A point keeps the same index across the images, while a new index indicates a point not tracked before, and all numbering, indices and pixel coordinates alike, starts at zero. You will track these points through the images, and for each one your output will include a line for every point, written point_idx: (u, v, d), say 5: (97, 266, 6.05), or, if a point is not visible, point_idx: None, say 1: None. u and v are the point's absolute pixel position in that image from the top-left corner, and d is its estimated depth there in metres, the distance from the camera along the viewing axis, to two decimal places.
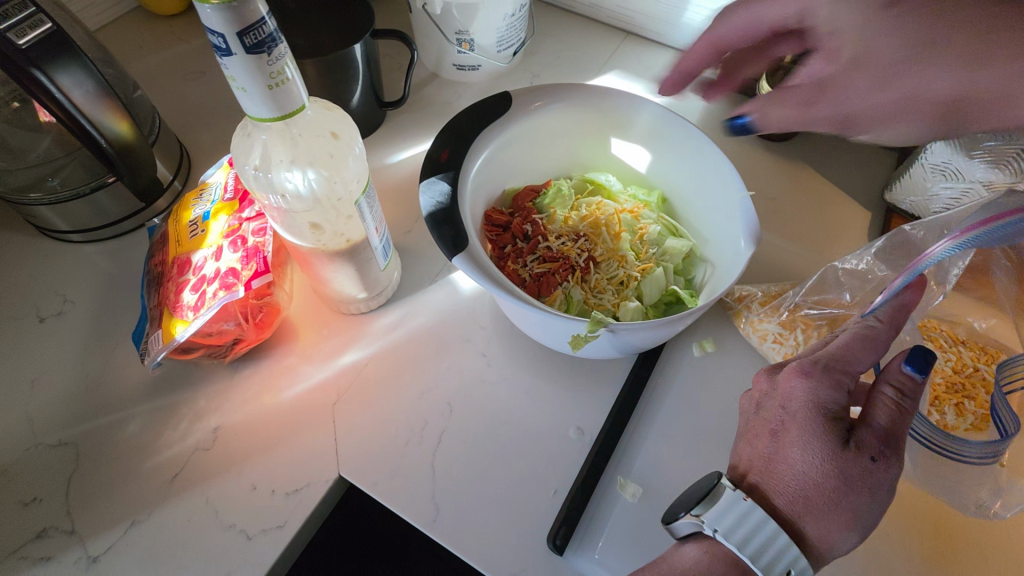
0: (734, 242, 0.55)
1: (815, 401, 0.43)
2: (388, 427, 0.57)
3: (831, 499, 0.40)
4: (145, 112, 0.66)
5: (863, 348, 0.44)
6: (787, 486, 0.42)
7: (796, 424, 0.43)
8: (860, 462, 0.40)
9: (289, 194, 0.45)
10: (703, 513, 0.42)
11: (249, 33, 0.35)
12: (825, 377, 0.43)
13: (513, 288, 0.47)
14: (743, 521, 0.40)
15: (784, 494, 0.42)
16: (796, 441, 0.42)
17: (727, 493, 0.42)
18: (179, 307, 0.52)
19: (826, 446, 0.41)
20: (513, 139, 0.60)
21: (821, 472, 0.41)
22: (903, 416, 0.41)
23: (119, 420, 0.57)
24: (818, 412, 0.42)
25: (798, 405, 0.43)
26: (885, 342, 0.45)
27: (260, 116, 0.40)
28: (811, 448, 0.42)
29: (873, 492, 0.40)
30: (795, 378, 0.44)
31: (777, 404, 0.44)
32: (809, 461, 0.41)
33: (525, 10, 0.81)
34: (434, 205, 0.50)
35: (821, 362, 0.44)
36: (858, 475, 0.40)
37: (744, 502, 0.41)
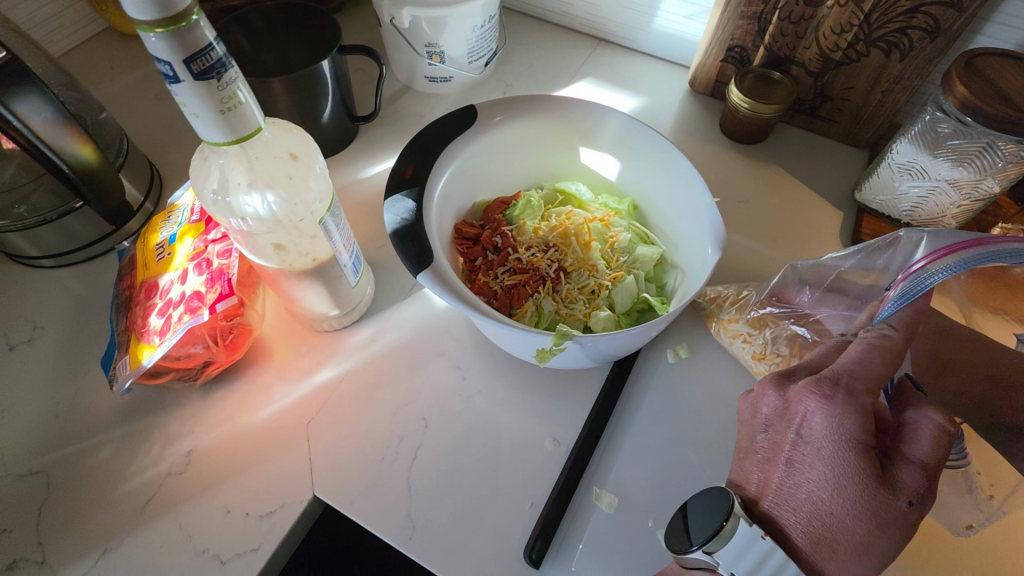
0: (701, 248, 0.55)
1: (841, 433, 0.40)
2: (362, 444, 0.57)
3: (862, 541, 0.39)
4: (112, 135, 0.66)
5: (881, 362, 0.42)
6: (811, 525, 0.40)
7: (821, 458, 0.40)
8: (897, 506, 0.38)
9: (249, 217, 0.45)
10: (718, 555, 0.41)
11: (196, 59, 0.35)
12: (849, 402, 0.40)
13: (479, 305, 0.47)
14: (758, 560, 0.40)
15: (806, 532, 0.41)
16: (822, 478, 0.40)
17: (745, 532, 0.41)
18: (146, 332, 0.52)
19: (858, 487, 0.39)
20: (479, 153, 0.60)
21: (846, 511, 0.39)
22: (942, 450, 0.39)
23: (91, 447, 0.56)
24: (845, 444, 0.40)
25: (822, 437, 0.40)
26: (898, 354, 0.42)
27: (214, 141, 0.40)
28: (838, 484, 0.40)
29: (907, 534, 0.39)
30: (817, 404, 0.41)
31: (793, 430, 0.42)
32: (834, 500, 0.40)
33: (494, 21, 0.81)
34: (399, 222, 0.50)
35: (843, 383, 0.41)
36: (891, 517, 0.38)
37: (762, 542, 0.40)
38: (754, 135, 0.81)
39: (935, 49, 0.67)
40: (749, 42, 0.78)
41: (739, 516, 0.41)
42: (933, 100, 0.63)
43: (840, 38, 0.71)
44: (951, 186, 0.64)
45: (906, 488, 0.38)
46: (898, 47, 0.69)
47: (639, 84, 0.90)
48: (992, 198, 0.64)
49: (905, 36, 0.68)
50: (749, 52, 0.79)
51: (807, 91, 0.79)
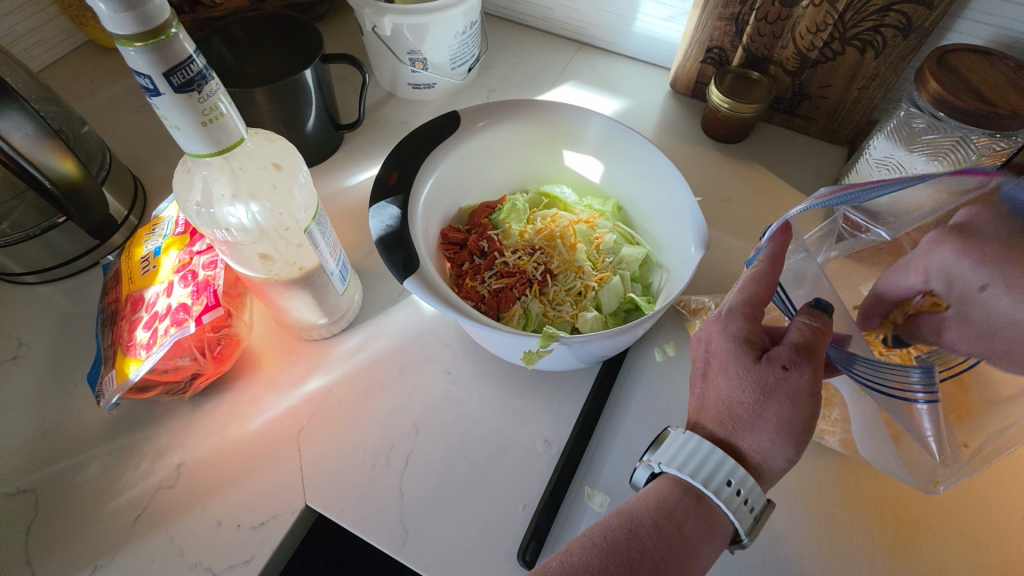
0: (684, 247, 0.56)
1: (728, 334, 0.46)
2: (352, 453, 0.57)
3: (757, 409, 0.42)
4: (94, 149, 0.65)
5: (753, 283, 0.47)
6: (720, 411, 0.44)
7: (716, 358, 0.46)
8: (772, 372, 0.42)
9: (233, 227, 0.45)
10: (651, 455, 0.45)
11: (176, 72, 0.35)
12: (731, 314, 0.47)
13: (464, 306, 0.47)
14: (681, 448, 0.44)
15: (718, 420, 0.44)
16: (719, 370, 0.45)
17: (671, 433, 0.45)
18: (132, 345, 0.52)
19: (741, 367, 0.44)
20: (463, 158, 0.60)
21: (739, 392, 0.43)
22: (808, 325, 0.43)
23: (79, 463, 0.56)
24: (729, 341, 0.45)
25: (714, 343, 0.46)
26: (772, 278, 0.46)
27: (197, 153, 0.40)
28: (729, 371, 0.44)
29: (794, 399, 0.41)
30: (711, 324, 0.48)
31: (701, 350, 0.48)
32: (729, 387, 0.44)
33: (476, 27, 0.82)
34: (384, 229, 0.50)
35: (726, 304, 0.48)
36: (770, 383, 0.42)
37: (684, 434, 0.44)
38: (735, 134, 0.82)
39: (908, 46, 0.69)
40: (727, 42, 0.79)
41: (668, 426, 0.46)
42: (907, 96, 0.64)
43: (816, 38, 0.72)
44: None
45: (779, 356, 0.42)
46: (872, 45, 0.70)
47: (621, 86, 0.91)
48: None
49: (878, 35, 0.69)
50: (727, 53, 0.80)
51: (786, 89, 0.80)
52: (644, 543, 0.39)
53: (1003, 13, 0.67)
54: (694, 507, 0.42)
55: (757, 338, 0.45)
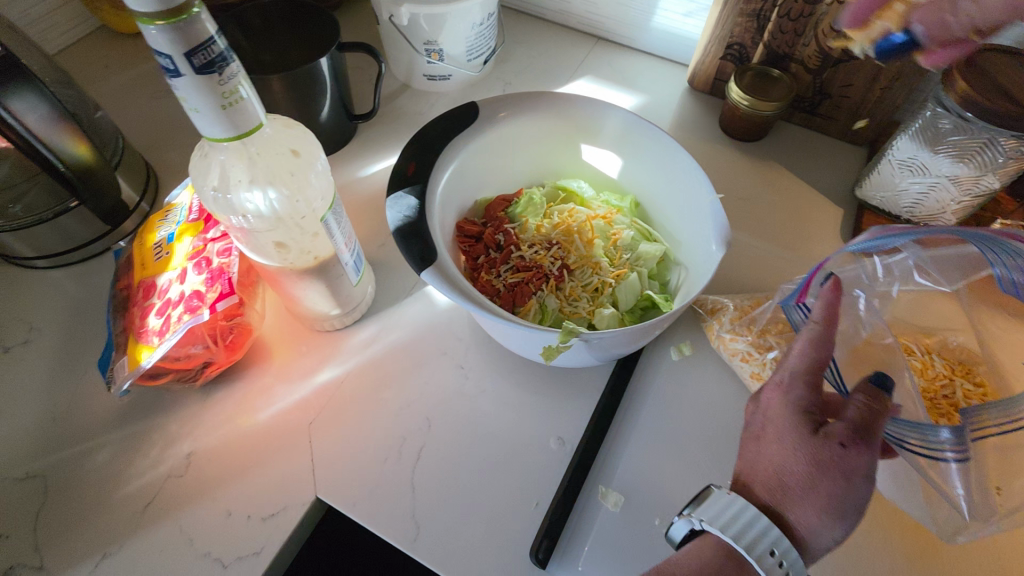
0: (704, 245, 0.55)
1: (786, 402, 0.45)
2: (363, 445, 0.56)
3: (810, 487, 0.42)
4: (108, 134, 0.65)
5: (812, 348, 0.45)
6: (770, 479, 0.44)
7: (773, 425, 0.45)
8: (829, 448, 0.41)
9: (250, 214, 0.45)
10: (692, 510, 0.44)
11: (197, 53, 0.35)
12: (793, 382, 0.45)
13: (482, 300, 0.47)
14: (725, 510, 0.43)
15: (766, 486, 0.44)
16: (774, 439, 0.44)
17: (714, 491, 0.44)
18: (144, 332, 0.51)
19: (797, 438, 0.43)
20: (481, 150, 0.60)
21: (792, 463, 0.43)
22: (869, 406, 0.42)
23: (89, 450, 0.55)
24: (787, 409, 0.44)
25: (773, 410, 0.45)
26: (828, 341, 0.45)
27: (215, 137, 0.39)
28: (784, 441, 0.44)
29: (848, 479, 0.41)
30: (773, 390, 0.47)
31: (760, 417, 0.47)
32: (782, 455, 0.43)
33: (493, 19, 0.81)
34: (401, 220, 0.49)
35: (788, 369, 0.46)
36: (826, 460, 0.41)
37: (729, 495, 0.43)
38: (753, 132, 0.81)
39: None
40: (748, 39, 0.78)
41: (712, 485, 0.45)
42: (933, 96, 0.62)
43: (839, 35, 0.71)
44: (952, 182, 0.64)
45: (836, 433, 0.42)
46: None
47: (639, 82, 0.90)
48: (992, 194, 0.64)
49: None
50: (748, 50, 0.79)
51: (806, 88, 0.79)
52: None
53: None
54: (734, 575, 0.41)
55: (815, 410, 0.44)
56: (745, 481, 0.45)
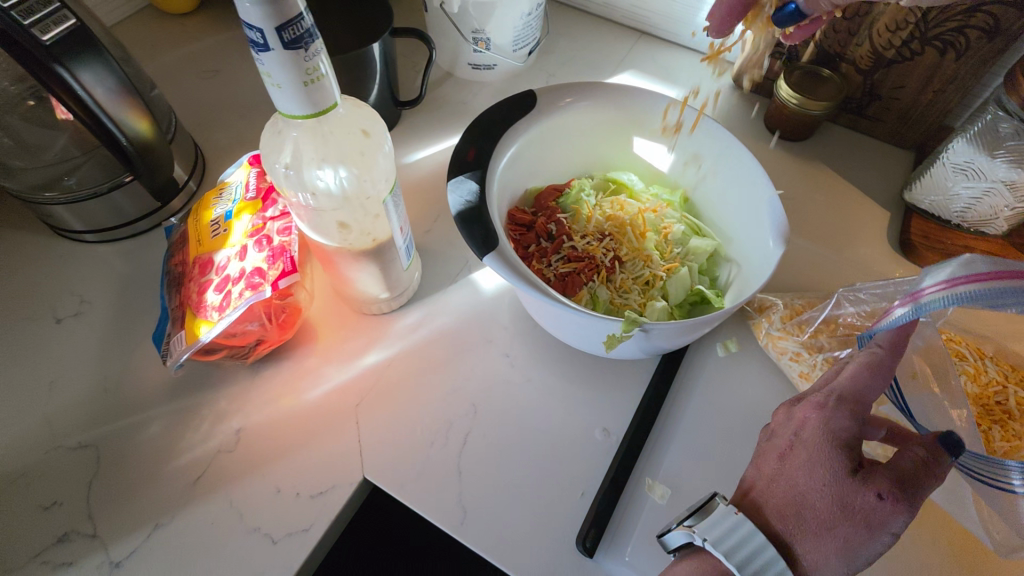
0: (760, 241, 0.55)
1: (829, 429, 0.43)
2: (410, 428, 0.57)
3: (828, 526, 0.40)
4: (162, 110, 0.65)
5: (870, 376, 0.44)
6: (787, 504, 0.42)
7: (804, 449, 0.44)
8: (865, 495, 0.40)
9: (319, 192, 0.45)
10: (695, 524, 0.43)
11: (287, 28, 0.35)
12: (838, 410, 0.44)
13: (543, 286, 0.47)
14: (732, 531, 0.41)
15: (778, 510, 0.42)
16: (803, 464, 0.43)
17: (720, 506, 0.43)
18: (203, 307, 0.52)
19: (830, 473, 0.42)
20: (537, 139, 0.60)
21: (820, 494, 0.41)
22: (922, 461, 0.41)
23: (140, 422, 0.56)
24: (827, 438, 0.43)
25: (809, 432, 0.44)
26: (889, 369, 0.45)
27: (293, 113, 0.40)
28: (815, 471, 0.42)
29: (871, 528, 0.40)
30: (810, 409, 0.45)
31: (790, 430, 0.45)
32: (811, 484, 0.42)
33: (541, 9, 0.80)
34: (463, 204, 0.50)
35: (834, 392, 0.45)
36: (857, 505, 0.40)
37: (736, 514, 0.42)
38: (800, 132, 0.80)
39: (993, 49, 0.67)
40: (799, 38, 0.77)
41: (718, 497, 0.44)
42: (995, 100, 0.62)
43: (894, 36, 0.71)
44: (1007, 188, 0.63)
45: (882, 483, 0.40)
46: (954, 46, 0.68)
47: (682, 78, 0.89)
48: None
49: (962, 36, 0.67)
50: (797, 49, 0.78)
51: (856, 88, 0.78)
52: None
53: None
54: None
55: (855, 446, 0.43)
56: (756, 499, 0.44)
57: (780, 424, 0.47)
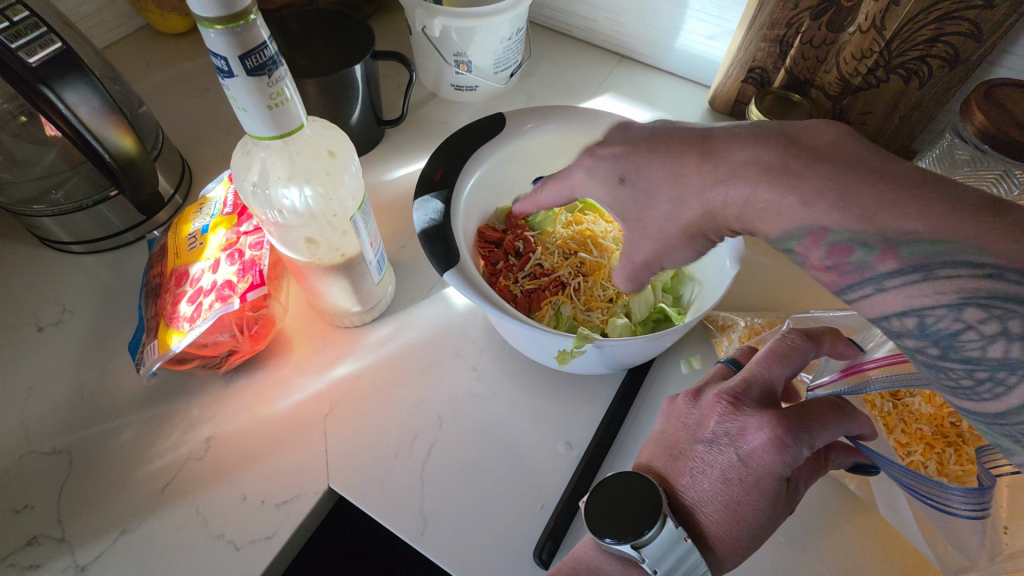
0: (718, 260, 0.56)
1: (778, 471, 0.42)
2: (377, 440, 0.58)
3: (748, 546, 0.44)
4: (149, 128, 0.68)
5: (834, 425, 0.43)
6: (725, 529, 0.43)
7: (753, 481, 0.42)
8: (783, 517, 0.44)
9: (286, 210, 0.47)
10: (644, 551, 0.42)
11: (250, 56, 0.37)
12: (797, 452, 0.42)
13: (502, 305, 0.48)
14: (677, 556, 0.42)
15: (720, 536, 0.43)
16: (749, 497, 0.42)
17: (671, 531, 0.42)
18: (176, 318, 0.54)
19: (770, 506, 0.43)
20: (506, 161, 0.62)
21: (755, 524, 0.43)
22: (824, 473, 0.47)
23: (114, 428, 0.58)
24: (772, 479, 0.42)
25: (761, 466, 0.42)
26: (846, 418, 0.44)
27: (259, 135, 0.42)
28: (758, 506, 0.43)
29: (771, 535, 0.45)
30: (772, 446, 0.41)
31: (737, 456, 0.43)
32: (752, 515, 0.43)
33: (521, 34, 0.83)
34: (427, 222, 0.51)
35: (799, 433, 0.42)
36: (775, 526, 0.44)
37: (684, 540, 0.42)
38: None
39: (954, 79, 0.69)
40: (770, 63, 0.80)
41: (667, 514, 0.42)
42: (952, 127, 0.65)
43: (861, 64, 0.73)
44: None
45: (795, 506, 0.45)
46: (917, 74, 0.71)
47: (660, 100, 0.92)
48: None
49: (924, 65, 0.69)
50: (769, 74, 0.81)
51: (826, 114, 0.80)
52: None
53: None
54: None
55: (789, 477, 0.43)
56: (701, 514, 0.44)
57: (723, 439, 0.44)
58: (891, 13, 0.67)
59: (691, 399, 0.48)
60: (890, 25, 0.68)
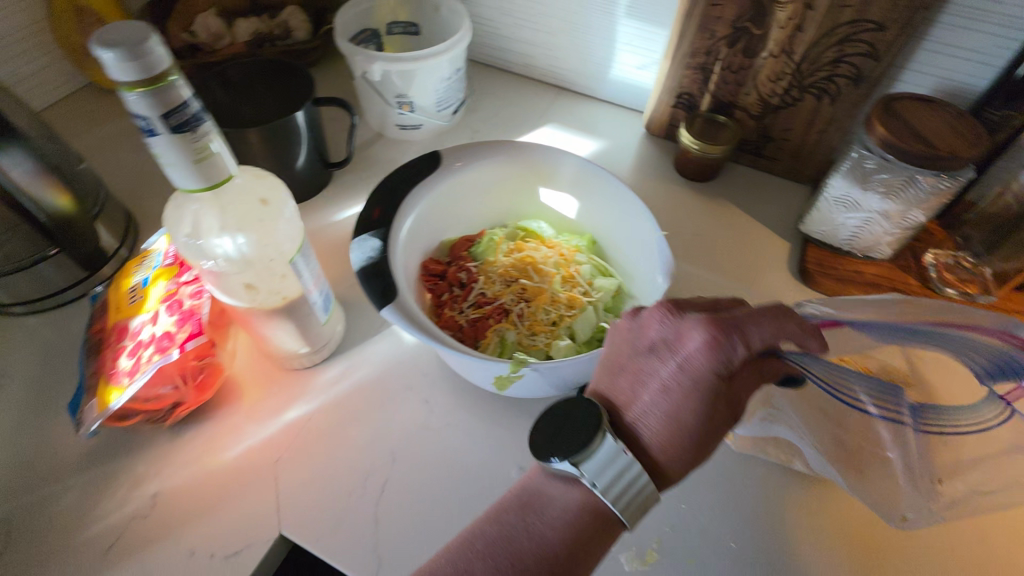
0: (652, 277, 0.59)
1: (713, 370, 0.43)
2: (331, 481, 0.58)
3: (690, 455, 0.43)
4: (89, 184, 0.68)
5: (777, 335, 0.43)
6: (662, 436, 0.43)
7: (688, 382, 0.43)
8: (722, 427, 0.44)
9: (221, 258, 0.48)
10: (583, 467, 0.43)
11: (172, 114, 0.38)
12: (730, 349, 0.43)
13: (440, 336, 0.50)
14: (618, 473, 0.42)
15: (661, 446, 0.44)
16: (686, 400, 0.43)
17: (610, 445, 0.43)
18: (116, 373, 0.53)
19: (708, 409, 0.43)
20: (445, 196, 0.64)
21: (692, 430, 0.43)
22: (764, 381, 0.45)
23: (55, 493, 0.56)
24: (708, 381, 0.43)
25: (695, 365, 0.43)
26: (790, 329, 0.44)
27: (189, 188, 0.43)
28: (694, 409, 0.43)
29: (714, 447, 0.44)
30: (705, 344, 0.43)
31: (673, 361, 0.44)
32: (690, 420, 0.43)
33: (461, 73, 0.87)
34: (366, 260, 0.53)
35: (733, 332, 0.43)
36: (716, 435, 0.44)
37: (625, 454, 0.42)
38: (705, 172, 0.86)
39: (859, 94, 0.75)
40: (696, 88, 0.84)
41: (606, 429, 0.43)
42: (858, 140, 0.69)
43: (776, 85, 0.78)
44: (883, 216, 0.70)
45: (737, 409, 0.45)
46: (827, 92, 0.76)
47: (599, 128, 0.96)
48: (920, 226, 0.71)
49: (832, 83, 0.75)
50: (696, 98, 0.86)
51: (751, 132, 0.85)
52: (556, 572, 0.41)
53: (945, 65, 0.73)
54: (597, 526, 0.43)
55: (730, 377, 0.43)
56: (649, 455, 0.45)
57: (661, 348, 0.45)
58: (797, 38, 0.73)
59: (629, 316, 0.49)
60: (797, 49, 0.73)
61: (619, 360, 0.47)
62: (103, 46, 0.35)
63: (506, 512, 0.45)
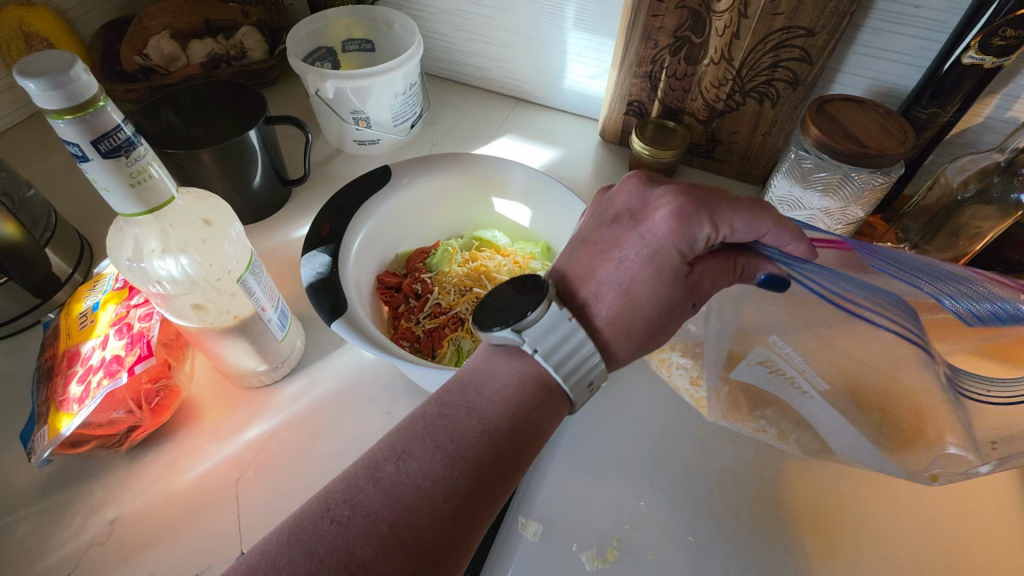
0: None
1: (676, 242, 0.45)
2: (294, 497, 0.58)
3: (643, 334, 0.47)
4: (40, 210, 0.67)
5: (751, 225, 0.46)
6: (620, 316, 0.46)
7: (651, 258, 0.46)
8: (686, 308, 0.48)
9: (164, 280, 0.48)
10: (526, 333, 0.43)
11: (103, 140, 0.39)
12: (694, 224, 0.45)
13: (391, 347, 0.51)
14: (560, 340, 0.44)
15: (617, 328, 0.46)
16: (648, 275, 0.46)
17: (553, 314, 0.44)
18: (65, 400, 0.53)
19: (671, 286, 0.46)
20: (397, 210, 0.65)
21: (654, 308, 0.46)
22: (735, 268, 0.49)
23: (8, 525, 0.55)
24: (671, 256, 0.45)
25: (659, 238, 0.45)
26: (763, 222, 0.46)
27: (127, 212, 0.43)
28: (655, 286, 0.46)
29: (674, 324, 0.48)
30: (671, 216, 0.45)
31: (640, 239, 0.46)
32: (652, 297, 0.46)
33: (416, 88, 0.88)
34: (315, 276, 0.53)
35: (699, 207, 0.45)
36: (677, 310, 0.47)
37: (568, 321, 0.44)
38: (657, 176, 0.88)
39: (799, 96, 0.78)
40: (645, 96, 0.87)
41: (551, 300, 0.44)
42: (797, 141, 0.72)
43: (719, 91, 0.81)
44: (824, 213, 0.73)
45: (696, 296, 0.48)
46: (768, 96, 0.79)
47: (556, 136, 0.98)
48: (861, 221, 0.74)
49: (772, 87, 0.78)
50: (646, 106, 0.88)
51: (700, 136, 0.88)
52: (495, 446, 0.41)
53: (875, 67, 0.76)
54: (540, 398, 0.44)
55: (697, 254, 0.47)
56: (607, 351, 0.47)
57: (626, 217, 0.48)
58: (734, 46, 0.76)
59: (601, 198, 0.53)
60: (736, 56, 0.76)
61: (585, 233, 0.48)
62: (28, 77, 0.35)
63: (452, 386, 0.45)
